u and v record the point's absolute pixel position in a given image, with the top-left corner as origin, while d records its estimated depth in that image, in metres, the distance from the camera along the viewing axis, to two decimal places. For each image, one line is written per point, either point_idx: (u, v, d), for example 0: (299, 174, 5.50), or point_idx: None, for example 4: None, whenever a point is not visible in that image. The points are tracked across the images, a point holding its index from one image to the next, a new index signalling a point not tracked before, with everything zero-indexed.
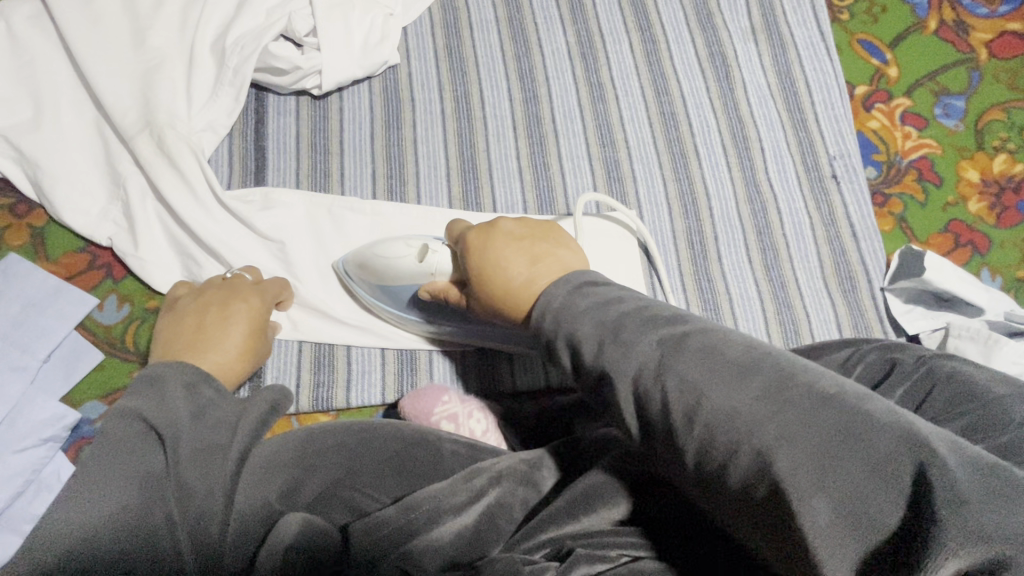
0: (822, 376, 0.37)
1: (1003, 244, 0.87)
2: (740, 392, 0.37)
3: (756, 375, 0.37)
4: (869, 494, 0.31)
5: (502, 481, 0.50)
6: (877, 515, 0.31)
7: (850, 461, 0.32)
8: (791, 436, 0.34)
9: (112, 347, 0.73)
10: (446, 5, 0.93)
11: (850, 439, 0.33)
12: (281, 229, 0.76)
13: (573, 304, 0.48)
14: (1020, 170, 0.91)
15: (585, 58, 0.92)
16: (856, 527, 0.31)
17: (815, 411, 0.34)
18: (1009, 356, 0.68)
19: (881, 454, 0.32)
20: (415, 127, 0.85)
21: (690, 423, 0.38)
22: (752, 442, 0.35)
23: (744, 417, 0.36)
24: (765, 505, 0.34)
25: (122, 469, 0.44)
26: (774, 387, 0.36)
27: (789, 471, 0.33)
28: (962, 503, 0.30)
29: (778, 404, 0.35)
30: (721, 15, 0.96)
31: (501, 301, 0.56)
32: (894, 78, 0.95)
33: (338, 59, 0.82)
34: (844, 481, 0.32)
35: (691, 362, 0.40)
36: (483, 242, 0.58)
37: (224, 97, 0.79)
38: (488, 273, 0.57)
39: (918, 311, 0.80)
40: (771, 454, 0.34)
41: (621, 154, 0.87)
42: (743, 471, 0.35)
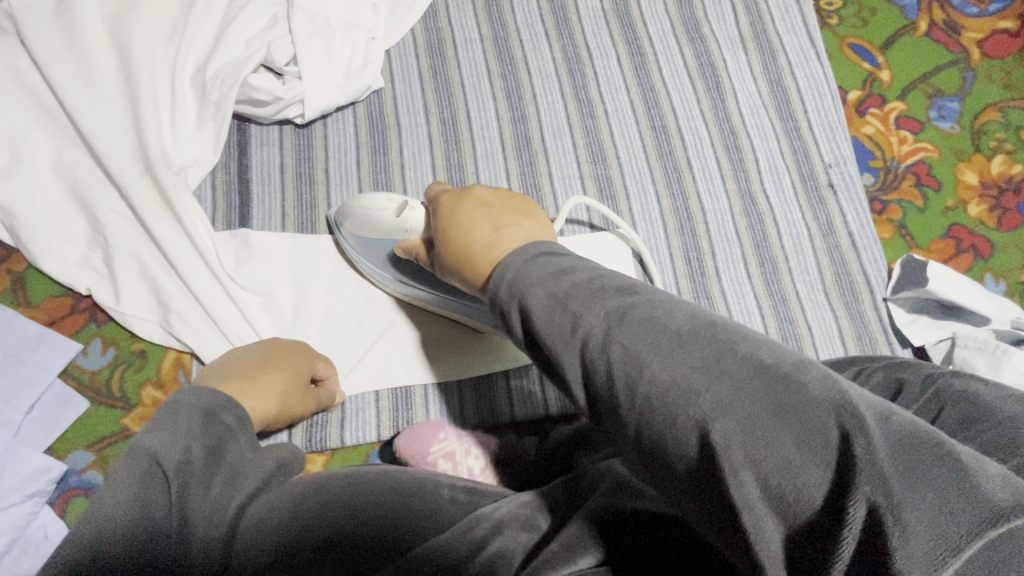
0: (762, 346, 0.35)
1: (1005, 247, 0.85)
2: (677, 362, 0.36)
3: (695, 345, 0.36)
4: (795, 463, 0.30)
5: (505, 527, 0.48)
6: (799, 484, 0.29)
7: (779, 430, 0.31)
8: (724, 406, 0.33)
9: (97, 394, 0.71)
10: (429, 26, 0.91)
11: (780, 408, 0.31)
12: (264, 277, 0.74)
13: (527, 274, 0.46)
14: (1018, 171, 0.89)
15: (573, 75, 0.90)
16: (779, 495, 0.30)
17: (750, 379, 0.33)
18: (1019, 366, 0.67)
19: (811, 422, 0.30)
20: (403, 152, 0.84)
21: (630, 392, 0.37)
22: (688, 414, 0.34)
23: (680, 388, 0.34)
24: (703, 472, 0.33)
25: (129, 515, 0.41)
26: (712, 356, 0.35)
27: (717, 441, 0.32)
28: (883, 473, 0.28)
29: (715, 374, 0.34)
30: (709, 25, 0.94)
31: (462, 265, 0.55)
32: (887, 82, 0.93)
33: (320, 87, 0.80)
34: (773, 451, 0.30)
35: (630, 333, 0.38)
36: (454, 207, 0.58)
37: (207, 131, 0.78)
38: (453, 236, 0.56)
39: (923, 321, 0.78)
40: (704, 423, 0.33)
41: (613, 172, 0.85)
42: (681, 442, 0.34)
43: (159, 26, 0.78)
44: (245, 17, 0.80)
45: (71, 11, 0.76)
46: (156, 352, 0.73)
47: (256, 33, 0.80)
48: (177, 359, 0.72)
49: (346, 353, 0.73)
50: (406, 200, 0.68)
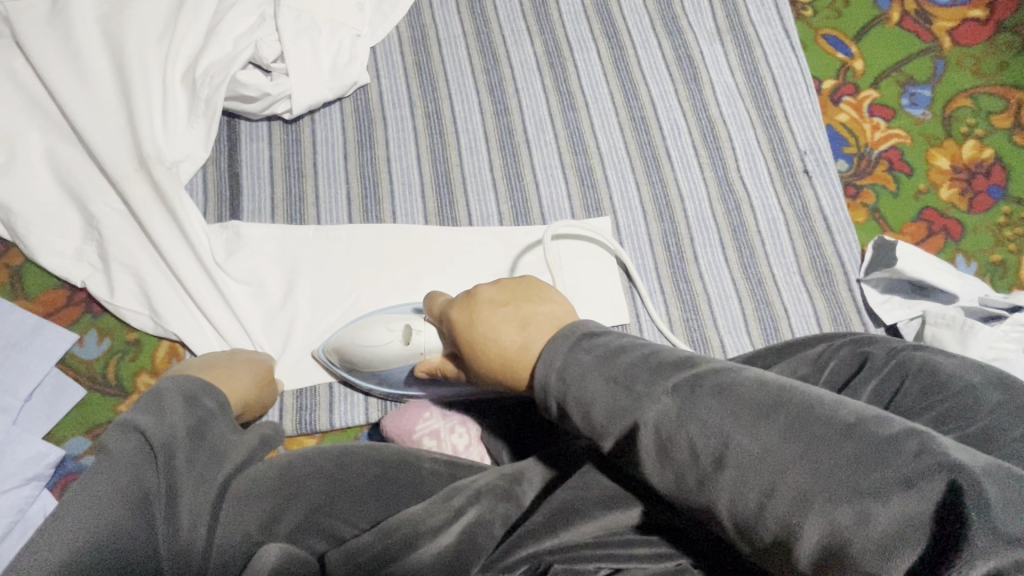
0: (842, 406, 0.37)
1: (976, 228, 0.87)
2: (763, 430, 0.37)
3: (776, 413, 0.38)
4: (906, 517, 0.31)
5: (481, 492, 0.50)
6: (916, 534, 0.30)
7: (881, 487, 0.32)
8: (822, 471, 0.34)
9: (94, 382, 0.73)
10: (414, 23, 0.94)
11: (877, 465, 0.33)
12: (254, 268, 0.77)
13: (576, 361, 0.48)
14: (989, 155, 0.91)
15: (554, 68, 0.93)
16: (900, 548, 0.31)
17: (842, 441, 0.35)
18: (985, 341, 0.69)
19: (910, 473, 0.32)
20: (388, 146, 0.86)
21: (724, 463, 0.38)
22: (787, 484, 0.35)
23: (773, 458, 0.36)
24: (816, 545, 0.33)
25: (123, 488, 0.41)
26: (796, 421, 0.37)
27: (826, 508, 0.33)
28: (992, 512, 0.30)
29: (804, 439, 0.35)
30: (686, 18, 0.97)
31: (500, 372, 0.55)
32: (861, 71, 0.96)
33: (307, 82, 0.82)
34: (881, 509, 0.32)
35: (711, 404, 0.40)
36: (469, 319, 0.58)
37: (197, 127, 0.80)
38: (482, 346, 0.56)
39: (895, 300, 0.80)
40: (807, 491, 0.34)
41: (593, 161, 0.88)
42: (781, 506, 0.35)
43: (149, 26, 0.80)
44: (233, 16, 0.82)
45: (65, 13, 0.79)
46: (150, 342, 0.75)
47: (244, 31, 0.82)
48: (171, 348, 0.75)
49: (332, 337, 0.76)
50: (408, 322, 0.69)
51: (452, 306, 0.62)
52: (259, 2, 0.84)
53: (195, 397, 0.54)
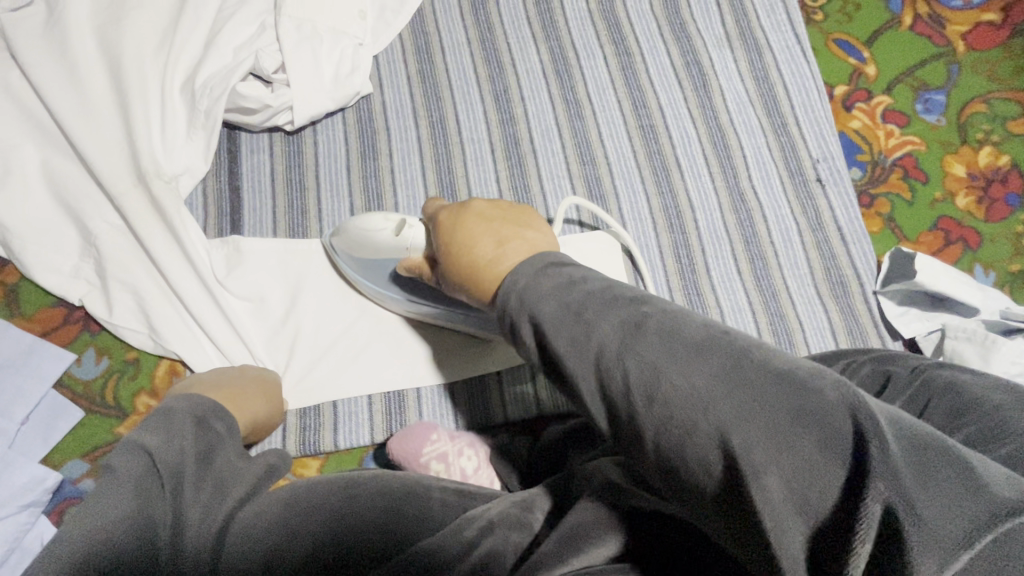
0: (777, 355, 0.34)
1: (994, 237, 0.85)
2: (696, 369, 0.34)
3: (711, 354, 0.35)
4: (815, 470, 0.29)
5: (491, 519, 0.49)
6: (818, 490, 0.29)
7: (799, 436, 0.30)
8: (745, 415, 0.31)
9: (91, 403, 0.71)
10: (417, 31, 0.92)
11: (800, 415, 0.30)
12: (255, 284, 0.75)
13: (536, 286, 0.46)
14: (1005, 162, 0.89)
15: (560, 76, 0.91)
16: (800, 501, 0.29)
17: (770, 387, 0.32)
18: (1009, 356, 0.68)
19: (831, 429, 0.29)
20: (392, 157, 0.84)
21: (651, 402, 0.35)
22: (709, 422, 0.32)
23: (696, 398, 0.33)
24: (721, 482, 0.32)
25: (132, 511, 0.41)
26: (730, 365, 0.34)
27: (739, 450, 0.31)
28: (901, 478, 0.28)
29: (733, 383, 0.33)
30: (694, 23, 0.95)
31: (467, 278, 0.53)
32: (873, 76, 0.94)
33: (308, 93, 0.81)
34: (793, 456, 0.30)
35: (648, 340, 0.37)
36: (454, 225, 0.56)
37: (197, 140, 0.78)
38: (457, 250, 0.54)
39: (913, 312, 0.78)
40: (724, 431, 0.32)
41: (601, 171, 0.86)
42: (698, 448, 0.33)
43: (147, 37, 0.78)
44: (233, 25, 0.80)
45: (62, 24, 0.77)
46: (150, 361, 0.73)
47: (244, 41, 0.81)
48: (171, 367, 0.73)
49: (335, 356, 0.74)
50: (404, 217, 0.66)
51: (444, 210, 0.59)
52: (259, 11, 0.82)
53: (204, 420, 0.53)
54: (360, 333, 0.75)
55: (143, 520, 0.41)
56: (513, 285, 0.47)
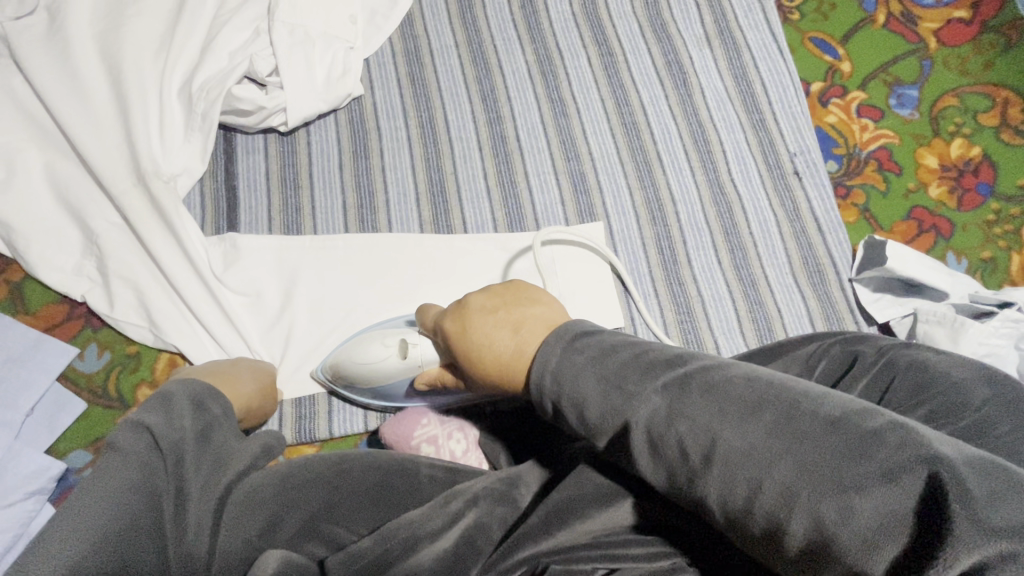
0: (824, 401, 0.37)
1: (966, 226, 0.88)
2: (751, 428, 0.37)
3: (762, 410, 0.37)
4: (889, 510, 0.31)
5: (476, 491, 0.51)
6: (898, 528, 0.31)
7: (865, 480, 0.32)
8: (808, 466, 0.34)
9: (94, 395, 0.74)
10: (406, 35, 0.95)
11: (861, 460, 0.33)
12: (251, 279, 0.78)
13: (571, 360, 0.47)
14: (977, 153, 0.92)
15: (545, 76, 0.94)
16: (883, 540, 0.31)
17: (827, 436, 0.35)
18: (977, 337, 0.71)
19: (893, 466, 0.32)
20: (383, 156, 0.87)
21: (715, 461, 0.38)
22: (774, 479, 0.35)
23: (758, 455, 0.36)
24: (802, 539, 0.34)
25: (139, 484, 0.42)
26: (782, 419, 0.36)
27: (809, 506, 0.33)
28: (972, 505, 0.30)
29: (789, 436, 0.35)
30: (675, 24, 0.98)
31: (500, 377, 0.53)
32: (848, 73, 0.97)
33: (301, 95, 0.83)
34: (866, 500, 0.32)
35: (697, 397, 0.40)
36: (463, 330, 0.57)
37: (194, 141, 0.81)
38: (479, 355, 0.55)
39: (886, 299, 0.81)
40: (793, 486, 0.34)
41: (586, 167, 0.89)
42: (769, 503, 0.35)
43: (145, 43, 0.81)
44: (228, 31, 0.83)
45: (63, 32, 0.80)
46: (150, 355, 0.76)
47: (239, 45, 0.84)
48: (171, 360, 0.75)
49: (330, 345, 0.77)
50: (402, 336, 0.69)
51: (445, 317, 0.61)
52: (253, 18, 0.85)
53: (202, 402, 0.55)
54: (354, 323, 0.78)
55: (134, 486, 0.42)
56: None
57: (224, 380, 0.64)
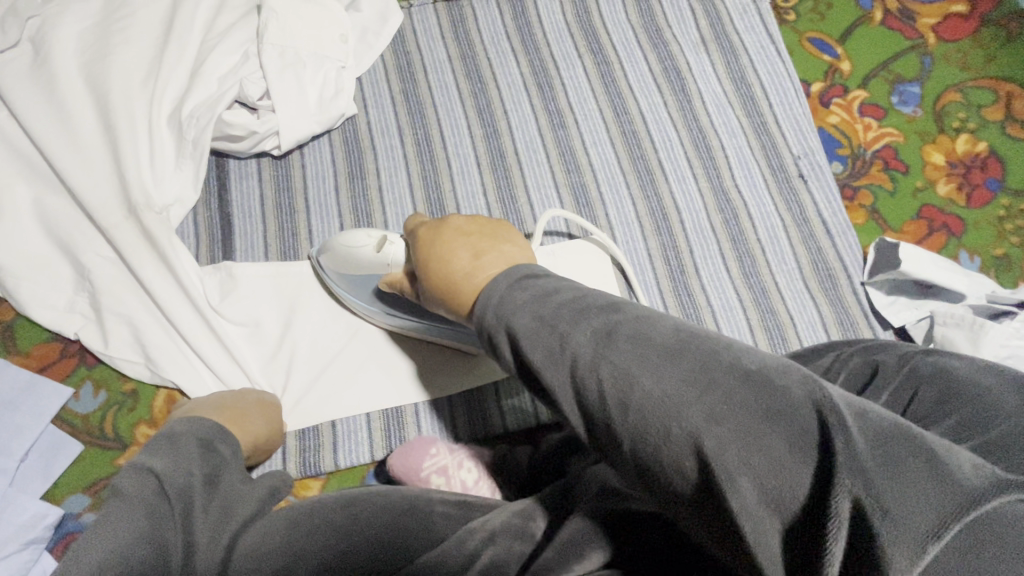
0: (744, 354, 0.35)
1: (976, 223, 0.86)
2: (667, 374, 0.35)
3: (682, 358, 0.35)
4: (788, 466, 0.30)
5: (490, 527, 0.49)
6: (790, 486, 0.29)
7: (770, 435, 0.31)
8: (717, 417, 0.32)
9: (90, 437, 0.71)
10: (398, 51, 0.94)
11: (771, 414, 0.31)
12: (250, 309, 0.76)
13: (510, 300, 0.44)
14: (983, 148, 0.90)
15: (541, 88, 0.93)
16: (774, 495, 0.30)
17: (740, 388, 0.33)
18: (998, 339, 0.69)
19: (800, 425, 0.30)
20: (380, 176, 0.86)
21: (629, 407, 0.36)
22: (683, 428, 0.33)
23: (669, 404, 0.34)
24: (701, 487, 0.33)
25: (151, 537, 0.41)
26: (699, 369, 0.34)
27: (711, 458, 0.32)
28: (868, 470, 0.28)
29: (703, 386, 0.34)
30: (670, 29, 0.97)
31: (444, 291, 0.52)
32: (848, 72, 0.96)
33: (294, 118, 0.82)
34: (765, 455, 0.30)
35: (620, 342, 0.38)
36: (432, 238, 0.54)
37: (186, 170, 0.79)
38: (434, 263, 0.53)
39: (901, 301, 0.79)
40: (698, 436, 0.32)
41: (586, 178, 0.87)
42: (675, 457, 0.34)
43: (132, 72, 0.80)
44: (217, 56, 0.82)
45: (49, 64, 0.78)
46: (148, 391, 0.73)
47: (229, 70, 0.82)
48: (170, 396, 0.73)
49: (333, 374, 0.74)
50: (384, 234, 0.66)
51: (424, 224, 0.58)
52: (242, 41, 0.83)
53: (210, 443, 0.55)
54: (357, 350, 0.76)
55: (144, 538, 0.40)
56: (484, 296, 0.46)
57: (236, 408, 0.64)
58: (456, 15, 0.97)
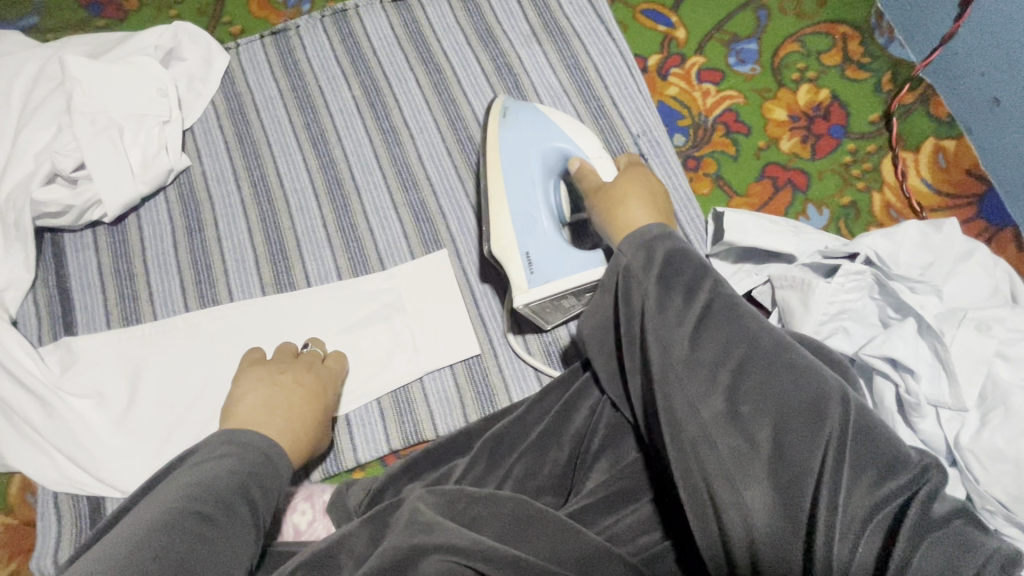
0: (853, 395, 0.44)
1: (821, 175, 0.84)
2: (802, 391, 0.42)
3: (813, 383, 0.43)
4: (883, 482, 0.40)
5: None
6: (878, 494, 0.39)
7: (870, 462, 0.40)
8: (833, 440, 0.41)
9: None
10: (228, 93, 0.93)
11: (872, 446, 0.41)
12: (92, 380, 0.76)
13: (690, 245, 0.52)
14: (825, 96, 0.88)
15: (374, 108, 0.91)
16: (864, 494, 0.39)
17: (854, 424, 0.42)
18: (825, 297, 0.69)
19: (897, 460, 0.41)
20: (218, 225, 0.85)
21: (750, 374, 0.44)
22: (801, 435, 0.41)
23: (799, 414, 0.42)
24: (797, 475, 0.40)
25: (236, 484, 0.49)
26: (826, 400, 0.42)
27: (815, 428, 0.41)
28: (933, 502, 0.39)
29: (825, 412, 0.41)
30: (500, 26, 0.95)
31: (625, 206, 0.62)
32: (683, 40, 0.94)
33: (113, 183, 0.81)
34: (864, 472, 0.40)
35: (771, 328, 0.47)
36: (649, 181, 0.66)
37: (15, 253, 0.79)
38: (627, 191, 0.63)
39: (744, 269, 0.77)
40: (814, 449, 0.40)
41: (425, 194, 0.86)
42: (781, 449, 0.41)
43: None
44: (28, 133, 0.81)
45: None
46: (1, 480, 0.74)
47: (43, 145, 0.81)
48: (24, 480, 0.74)
49: (185, 432, 0.75)
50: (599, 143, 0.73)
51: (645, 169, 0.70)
52: (54, 114, 0.82)
53: None
54: (206, 405, 0.76)
55: (233, 483, 0.49)
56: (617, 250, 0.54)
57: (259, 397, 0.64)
58: (284, 47, 0.96)
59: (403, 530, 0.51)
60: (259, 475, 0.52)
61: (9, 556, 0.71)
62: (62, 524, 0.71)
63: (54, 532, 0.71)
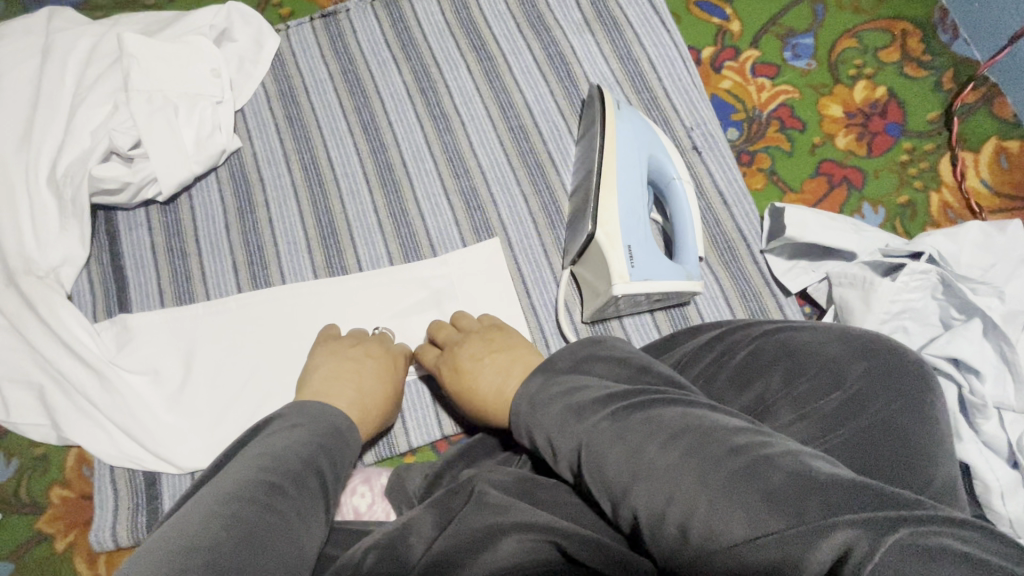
0: (764, 440, 0.36)
1: (878, 173, 0.84)
2: (670, 448, 0.37)
3: (681, 436, 0.38)
4: (799, 532, 0.31)
5: (365, 559, 0.50)
6: (803, 550, 0.30)
7: (777, 511, 0.32)
8: (727, 497, 0.34)
9: (8, 504, 0.73)
10: (279, 76, 0.93)
11: (785, 495, 0.32)
12: (147, 357, 0.76)
13: (543, 397, 0.48)
14: (882, 93, 0.87)
15: (425, 94, 0.91)
16: (780, 552, 0.31)
17: (759, 472, 0.34)
18: (888, 296, 0.68)
19: (825, 500, 0.31)
20: (269, 207, 0.85)
21: (667, 446, 0.38)
22: (689, 499, 0.35)
23: (675, 479, 0.36)
24: (701, 546, 0.34)
25: (301, 455, 0.47)
26: (704, 448, 0.36)
27: (738, 497, 0.33)
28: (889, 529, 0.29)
29: (703, 463, 0.35)
30: (552, 14, 0.94)
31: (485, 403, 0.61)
32: (738, 33, 0.92)
33: (168, 162, 0.81)
34: (770, 527, 0.32)
35: (646, 398, 0.43)
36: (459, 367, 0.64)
37: (71, 230, 0.79)
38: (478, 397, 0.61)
39: (800, 266, 0.77)
40: (700, 511, 0.34)
41: (476, 181, 0.86)
42: (677, 518, 0.35)
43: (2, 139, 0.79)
44: (84, 109, 0.81)
45: None
46: (59, 453, 0.75)
47: (99, 123, 0.81)
48: (81, 454, 0.75)
49: (237, 410, 0.75)
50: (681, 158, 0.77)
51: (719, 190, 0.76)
52: (109, 91, 0.82)
53: None
54: (260, 383, 0.76)
55: (298, 457, 0.47)
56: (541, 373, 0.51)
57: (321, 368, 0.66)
58: (334, 31, 0.95)
59: (474, 511, 0.51)
60: (330, 450, 0.50)
61: (66, 528, 0.72)
62: (119, 499, 0.72)
63: (111, 507, 0.72)
